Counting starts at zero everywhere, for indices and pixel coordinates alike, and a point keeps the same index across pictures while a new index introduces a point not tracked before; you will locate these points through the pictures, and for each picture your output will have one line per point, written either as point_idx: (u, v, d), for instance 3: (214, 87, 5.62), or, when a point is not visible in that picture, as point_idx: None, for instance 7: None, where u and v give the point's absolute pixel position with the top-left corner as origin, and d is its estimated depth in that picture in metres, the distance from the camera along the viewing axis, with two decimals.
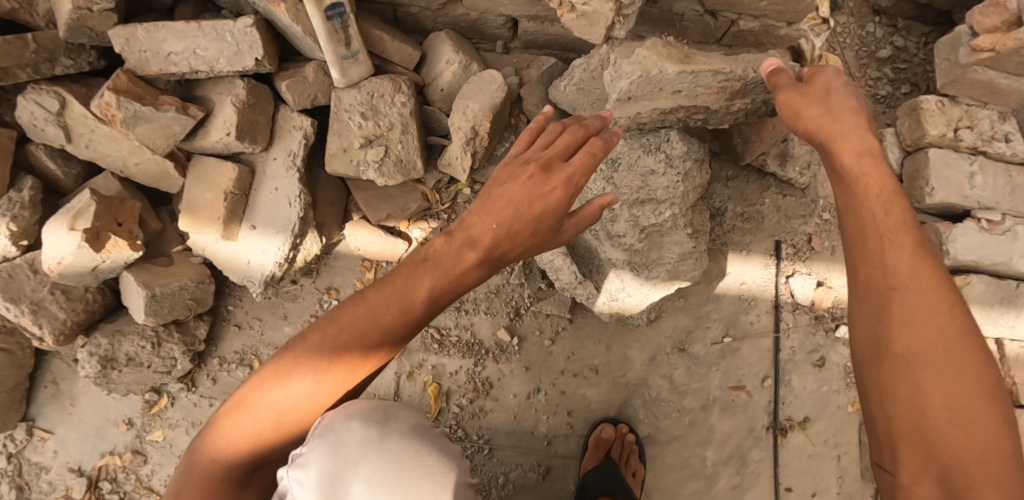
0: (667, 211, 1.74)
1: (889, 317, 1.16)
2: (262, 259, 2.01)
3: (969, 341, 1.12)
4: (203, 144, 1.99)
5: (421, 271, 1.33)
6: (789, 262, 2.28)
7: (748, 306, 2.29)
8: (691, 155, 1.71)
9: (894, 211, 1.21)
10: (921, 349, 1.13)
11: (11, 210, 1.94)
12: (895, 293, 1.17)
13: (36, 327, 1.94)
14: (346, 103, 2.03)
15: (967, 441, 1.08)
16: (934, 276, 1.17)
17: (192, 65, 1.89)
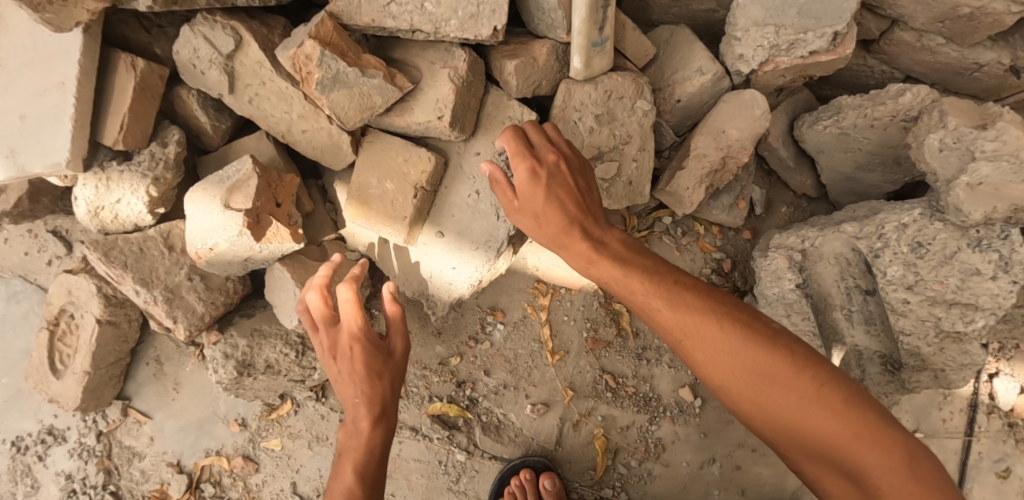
0: (982, 320, 1.47)
1: (722, 375, 1.20)
2: (451, 277, 1.64)
3: (813, 375, 1.15)
4: (399, 123, 1.59)
5: (331, 371, 1.41)
6: (992, 360, 1.98)
7: (942, 401, 1.98)
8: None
9: (675, 298, 1.23)
10: (774, 401, 1.16)
11: (154, 170, 1.54)
12: (710, 353, 1.20)
13: (170, 320, 1.57)
14: (578, 100, 1.64)
15: (869, 456, 1.10)
16: (761, 325, 1.20)
17: (414, 22, 1.47)
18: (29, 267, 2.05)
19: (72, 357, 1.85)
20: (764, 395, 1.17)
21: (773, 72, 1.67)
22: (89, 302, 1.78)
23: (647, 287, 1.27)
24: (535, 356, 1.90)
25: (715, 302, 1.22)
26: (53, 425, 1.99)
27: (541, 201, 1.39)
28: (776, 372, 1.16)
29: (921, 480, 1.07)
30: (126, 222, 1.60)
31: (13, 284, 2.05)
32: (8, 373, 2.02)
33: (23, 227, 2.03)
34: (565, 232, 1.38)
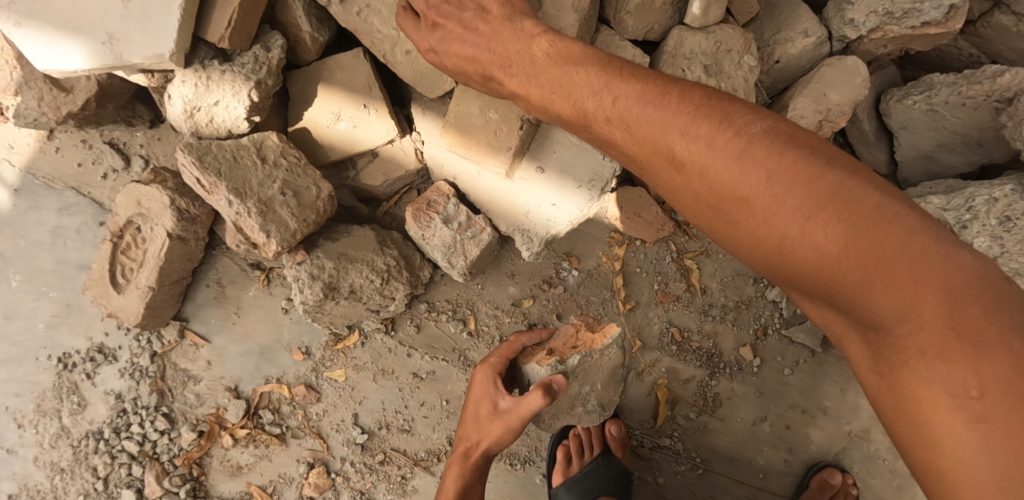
0: None
1: (861, 292, 0.91)
2: (550, 214, 1.63)
3: (808, 176, 0.96)
4: None
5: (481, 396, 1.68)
6: None
7: None
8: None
9: (645, 100, 1.12)
10: (915, 357, 0.88)
11: (256, 74, 1.48)
12: (852, 281, 0.91)
13: (262, 234, 1.52)
14: (688, 48, 1.65)
15: (896, 297, 0.88)
16: (938, 272, 0.86)
17: None
18: (84, 180, 1.94)
19: (137, 271, 1.78)
20: (750, 218, 1.02)
21: (877, 40, 1.71)
22: (161, 216, 1.71)
23: (779, 181, 0.98)
24: (606, 304, 1.93)
25: (848, 216, 0.92)
26: (103, 343, 1.93)
27: (635, 110, 1.13)
28: (769, 178, 0.99)
29: (961, 318, 0.85)
30: (222, 126, 1.53)
31: (67, 196, 1.94)
32: (60, 287, 1.94)
33: (77, 136, 1.91)
34: (669, 129, 1.08)
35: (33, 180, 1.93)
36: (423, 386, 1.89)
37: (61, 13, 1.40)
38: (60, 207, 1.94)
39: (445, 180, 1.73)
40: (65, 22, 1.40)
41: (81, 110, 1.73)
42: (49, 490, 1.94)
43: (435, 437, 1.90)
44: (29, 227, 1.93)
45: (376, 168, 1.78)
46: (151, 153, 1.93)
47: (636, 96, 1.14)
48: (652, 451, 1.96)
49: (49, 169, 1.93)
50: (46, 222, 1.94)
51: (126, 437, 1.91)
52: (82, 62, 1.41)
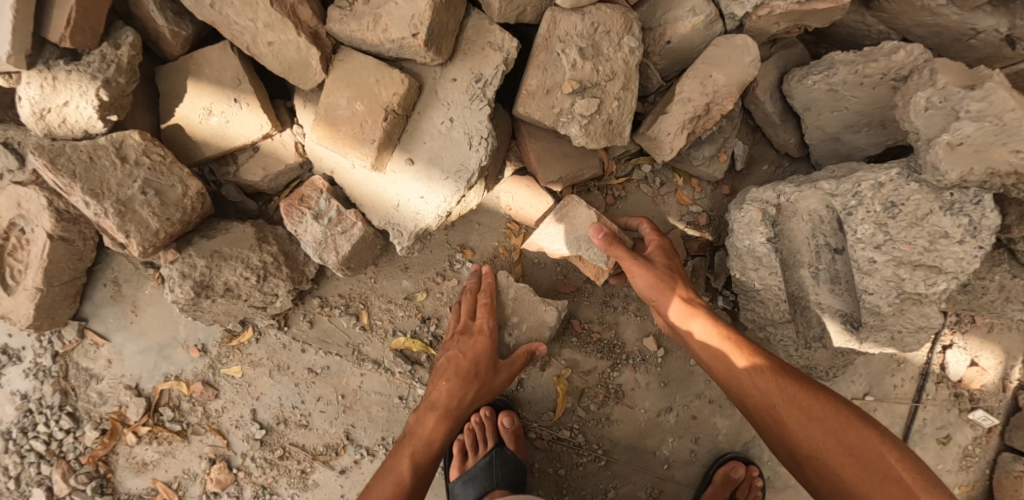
0: (944, 284, 1.46)
1: (769, 413, 1.42)
2: (418, 207, 1.61)
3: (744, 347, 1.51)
4: (374, 39, 1.53)
5: (443, 374, 1.69)
6: (949, 332, 2.09)
7: (896, 368, 2.09)
8: (998, 229, 1.41)
9: (660, 280, 1.62)
10: (799, 422, 1.39)
11: (103, 73, 1.45)
12: (774, 411, 1.42)
13: (122, 234, 1.51)
14: (563, 31, 1.59)
15: (816, 431, 1.37)
16: (805, 383, 1.43)
17: None
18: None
19: (25, 272, 1.78)
20: (746, 378, 1.46)
21: (767, 17, 1.62)
22: (40, 217, 1.70)
23: (720, 330, 1.54)
24: None
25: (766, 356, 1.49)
26: (7, 344, 1.95)
27: (644, 276, 1.62)
28: (732, 344, 1.52)
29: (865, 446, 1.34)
30: (76, 127, 1.51)
31: None
32: None
33: None
34: (625, 259, 1.64)
35: None
36: (319, 381, 1.88)
37: None
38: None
39: (323, 174, 1.70)
40: None
41: None
42: None
43: (332, 431, 1.90)
44: None
45: (256, 163, 1.75)
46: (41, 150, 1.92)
47: (636, 270, 1.63)
48: (553, 443, 1.94)
49: None
50: None
51: (32, 436, 1.94)
52: None
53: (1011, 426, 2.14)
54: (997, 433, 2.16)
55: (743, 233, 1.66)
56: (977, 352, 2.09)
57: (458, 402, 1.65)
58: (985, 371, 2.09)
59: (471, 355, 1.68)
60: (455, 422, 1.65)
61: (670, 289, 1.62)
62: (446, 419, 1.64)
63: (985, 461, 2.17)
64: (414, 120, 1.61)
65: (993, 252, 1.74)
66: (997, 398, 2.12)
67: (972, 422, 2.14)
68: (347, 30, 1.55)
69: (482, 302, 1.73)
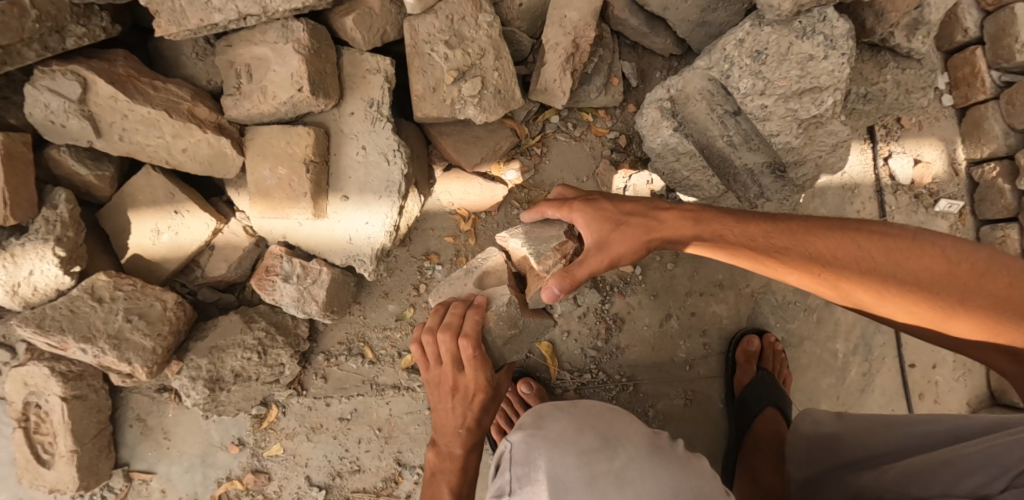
0: (830, 98, 1.60)
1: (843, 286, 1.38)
2: (367, 232, 1.76)
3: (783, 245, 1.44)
4: (268, 108, 1.68)
5: (453, 425, 1.68)
6: (884, 145, 2.33)
7: (852, 196, 2.30)
8: (851, 33, 1.55)
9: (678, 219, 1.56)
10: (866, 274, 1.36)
11: (52, 232, 1.60)
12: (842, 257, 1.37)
13: (124, 363, 1.65)
14: (424, 33, 1.74)
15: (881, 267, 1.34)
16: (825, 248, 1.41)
17: (240, 9, 1.55)
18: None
19: (55, 442, 1.89)
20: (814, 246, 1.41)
21: None
22: (48, 386, 1.81)
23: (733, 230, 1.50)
24: None
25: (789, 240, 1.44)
26: None
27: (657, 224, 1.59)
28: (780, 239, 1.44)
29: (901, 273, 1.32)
30: (48, 289, 1.65)
31: None
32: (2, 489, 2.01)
33: None
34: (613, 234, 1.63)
35: None
36: (354, 424, 2.01)
37: None
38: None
39: (278, 243, 1.83)
40: None
41: None
42: None
43: (384, 464, 2.01)
44: None
45: (217, 258, 1.88)
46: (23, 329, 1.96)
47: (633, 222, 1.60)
48: (580, 390, 2.05)
49: None
50: None
51: None
52: None
53: (976, 202, 2.38)
54: (968, 214, 2.39)
55: (654, 132, 1.82)
56: (916, 151, 2.34)
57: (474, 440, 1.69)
58: (929, 165, 2.35)
59: (476, 405, 1.66)
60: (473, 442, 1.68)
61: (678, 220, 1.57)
62: (463, 456, 1.68)
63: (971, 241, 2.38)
64: (334, 161, 1.76)
65: (875, 58, 1.92)
66: (953, 184, 2.38)
67: (941, 213, 2.36)
68: (244, 111, 1.70)
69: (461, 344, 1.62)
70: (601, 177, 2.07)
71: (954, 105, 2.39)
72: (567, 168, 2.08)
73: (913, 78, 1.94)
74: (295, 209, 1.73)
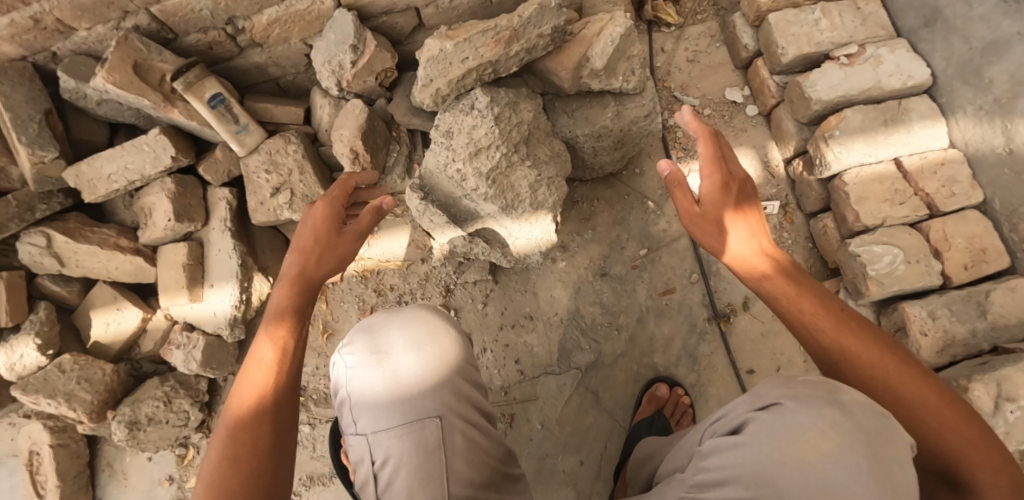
0: (494, 152, 1.99)
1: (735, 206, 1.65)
2: (220, 307, 2.42)
3: (746, 204, 1.66)
4: (158, 234, 2.46)
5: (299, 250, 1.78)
6: (685, 164, 2.52)
7: (655, 217, 2.45)
8: (490, 101, 1.97)
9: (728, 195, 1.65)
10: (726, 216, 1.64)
11: (34, 328, 2.39)
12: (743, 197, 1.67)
13: (72, 410, 2.36)
14: (253, 167, 2.47)
15: (739, 206, 1.65)
16: (709, 212, 1.66)
17: (128, 178, 2.38)
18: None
19: (46, 481, 2.51)
20: (701, 208, 1.68)
21: (354, 82, 2.42)
22: (41, 437, 2.50)
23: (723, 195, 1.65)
24: (314, 340, 2.56)
25: (748, 207, 1.66)
26: None
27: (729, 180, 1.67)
28: (702, 212, 1.68)
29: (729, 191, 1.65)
30: (32, 366, 2.41)
31: None
32: None
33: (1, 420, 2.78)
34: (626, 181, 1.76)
35: None
36: None
37: None
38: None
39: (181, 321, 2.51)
40: None
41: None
42: None
43: None
44: None
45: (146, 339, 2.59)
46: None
47: None
48: None
49: None
50: None
51: None
52: None
53: (797, 199, 2.43)
54: (793, 210, 2.44)
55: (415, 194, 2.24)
56: None
57: (303, 271, 1.75)
58: None
59: (307, 273, 1.76)
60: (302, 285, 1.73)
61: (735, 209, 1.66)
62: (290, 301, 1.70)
63: (803, 237, 2.42)
64: (209, 256, 2.47)
65: (598, 101, 2.23)
66: (771, 185, 2.49)
67: None
68: (148, 235, 2.50)
69: (680, 178, 1.70)
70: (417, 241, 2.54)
71: (759, 113, 2.56)
72: (392, 238, 2.56)
73: (635, 110, 2.22)
74: (182, 296, 2.42)
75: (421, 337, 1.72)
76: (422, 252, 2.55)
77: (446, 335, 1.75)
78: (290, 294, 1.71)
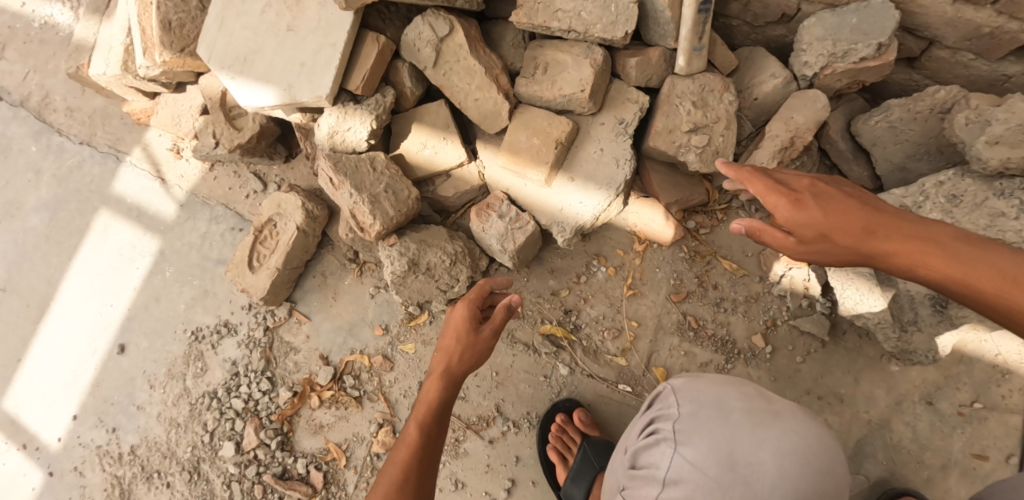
0: None
1: (870, 229, 1.49)
2: (578, 209, 2.14)
3: (931, 235, 1.45)
4: (549, 95, 2.11)
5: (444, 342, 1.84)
6: None
7: (1002, 378, 2.17)
8: None
9: (874, 227, 1.49)
10: (898, 241, 1.47)
11: (376, 110, 2.08)
12: (881, 227, 1.48)
13: (370, 217, 2.03)
14: (679, 90, 2.14)
15: (959, 244, 1.42)
16: (862, 223, 1.49)
17: (572, 24, 2.01)
18: (196, 186, 2.78)
19: (267, 256, 2.39)
20: (882, 231, 1.48)
21: (831, 76, 2.14)
22: (293, 214, 2.33)
23: (907, 246, 1.46)
24: (614, 289, 2.32)
25: (932, 226, 1.47)
26: (228, 320, 2.57)
27: (873, 220, 1.50)
28: (918, 240, 1.45)
29: (879, 229, 1.48)
30: (351, 145, 2.13)
31: (217, 209, 2.73)
32: (199, 276, 2.66)
33: (231, 168, 2.74)
34: (761, 189, 1.62)
35: (195, 198, 2.77)
36: None
37: (258, 70, 2.08)
38: (174, 200, 2.80)
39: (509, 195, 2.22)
40: (263, 75, 2.08)
41: (246, 142, 2.48)
42: (166, 440, 2.53)
43: (485, 403, 2.26)
44: (188, 231, 2.72)
45: (449, 184, 2.29)
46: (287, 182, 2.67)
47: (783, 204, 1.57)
48: None
49: (206, 191, 2.76)
50: (199, 228, 2.72)
51: (235, 395, 2.46)
52: (271, 99, 2.07)
53: None
54: None
55: None
56: None
57: (448, 366, 1.79)
58: None
59: (449, 388, 1.77)
60: (450, 383, 1.78)
61: (939, 245, 1.43)
62: (430, 414, 1.72)
63: None
64: (585, 149, 2.15)
65: None
66: None
67: None
68: (533, 88, 2.15)
69: (770, 231, 1.59)
70: (764, 258, 2.31)
71: None
72: (738, 240, 2.35)
73: None
74: (540, 172, 2.11)
75: (761, 417, 1.44)
76: (763, 271, 2.32)
77: (787, 418, 1.46)
78: (438, 397, 1.76)
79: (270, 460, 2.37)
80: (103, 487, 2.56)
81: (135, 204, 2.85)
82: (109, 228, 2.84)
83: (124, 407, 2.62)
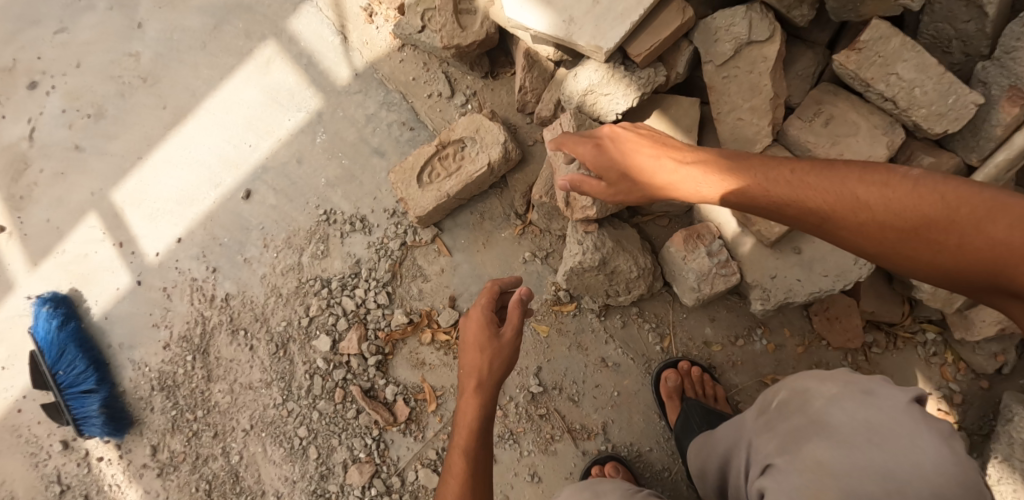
0: None
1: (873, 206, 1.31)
2: (792, 285, 1.92)
3: (818, 170, 1.39)
4: (823, 153, 1.92)
5: (470, 353, 1.67)
6: None
7: None
8: None
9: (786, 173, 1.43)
10: (806, 175, 1.40)
11: (644, 87, 1.89)
12: (812, 192, 1.39)
13: (588, 200, 1.89)
14: None
15: (837, 196, 1.35)
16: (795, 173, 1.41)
17: (894, 95, 1.80)
18: (380, 61, 2.61)
19: (443, 176, 2.22)
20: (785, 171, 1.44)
21: None
22: (489, 146, 2.16)
23: (772, 179, 1.44)
24: (766, 368, 2.15)
25: (829, 174, 1.37)
26: (366, 217, 2.44)
27: (785, 180, 1.42)
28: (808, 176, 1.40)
29: (822, 180, 1.37)
30: (598, 110, 1.95)
31: (392, 95, 2.56)
32: (349, 156, 2.52)
33: (424, 59, 2.54)
34: (753, 163, 1.49)
35: (375, 75, 2.59)
36: (605, 372, 2.18)
37: None
38: (351, 66, 2.64)
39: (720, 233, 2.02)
40: None
41: (466, 45, 2.28)
42: (261, 303, 2.47)
43: (594, 416, 2.17)
44: (355, 107, 2.56)
45: None
46: (478, 98, 2.45)
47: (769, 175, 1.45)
48: None
49: (387, 71, 2.58)
50: (367, 108, 2.56)
51: (348, 293, 2.38)
52: (541, 24, 1.85)
53: None
54: None
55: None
56: None
57: (480, 375, 1.63)
58: None
59: (484, 401, 1.62)
60: (486, 399, 1.61)
61: (826, 168, 1.39)
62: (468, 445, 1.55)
63: None
64: None
65: None
66: None
67: None
68: (808, 137, 1.94)
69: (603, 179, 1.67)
70: None
71: None
72: (903, 374, 2.10)
73: None
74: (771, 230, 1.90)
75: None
76: None
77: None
78: (474, 419, 1.59)
79: (362, 372, 2.33)
80: (186, 319, 2.53)
81: (307, 48, 2.70)
82: (273, 64, 2.72)
83: (232, 251, 2.54)
